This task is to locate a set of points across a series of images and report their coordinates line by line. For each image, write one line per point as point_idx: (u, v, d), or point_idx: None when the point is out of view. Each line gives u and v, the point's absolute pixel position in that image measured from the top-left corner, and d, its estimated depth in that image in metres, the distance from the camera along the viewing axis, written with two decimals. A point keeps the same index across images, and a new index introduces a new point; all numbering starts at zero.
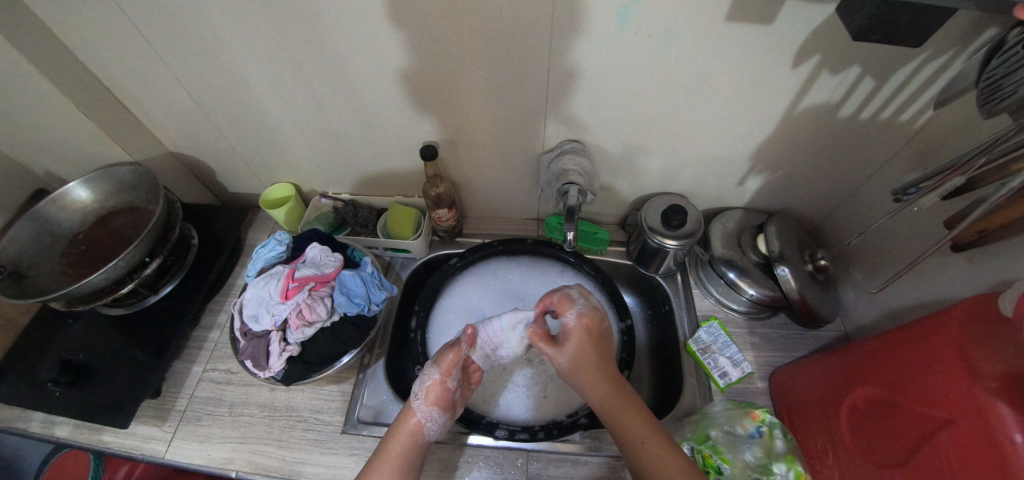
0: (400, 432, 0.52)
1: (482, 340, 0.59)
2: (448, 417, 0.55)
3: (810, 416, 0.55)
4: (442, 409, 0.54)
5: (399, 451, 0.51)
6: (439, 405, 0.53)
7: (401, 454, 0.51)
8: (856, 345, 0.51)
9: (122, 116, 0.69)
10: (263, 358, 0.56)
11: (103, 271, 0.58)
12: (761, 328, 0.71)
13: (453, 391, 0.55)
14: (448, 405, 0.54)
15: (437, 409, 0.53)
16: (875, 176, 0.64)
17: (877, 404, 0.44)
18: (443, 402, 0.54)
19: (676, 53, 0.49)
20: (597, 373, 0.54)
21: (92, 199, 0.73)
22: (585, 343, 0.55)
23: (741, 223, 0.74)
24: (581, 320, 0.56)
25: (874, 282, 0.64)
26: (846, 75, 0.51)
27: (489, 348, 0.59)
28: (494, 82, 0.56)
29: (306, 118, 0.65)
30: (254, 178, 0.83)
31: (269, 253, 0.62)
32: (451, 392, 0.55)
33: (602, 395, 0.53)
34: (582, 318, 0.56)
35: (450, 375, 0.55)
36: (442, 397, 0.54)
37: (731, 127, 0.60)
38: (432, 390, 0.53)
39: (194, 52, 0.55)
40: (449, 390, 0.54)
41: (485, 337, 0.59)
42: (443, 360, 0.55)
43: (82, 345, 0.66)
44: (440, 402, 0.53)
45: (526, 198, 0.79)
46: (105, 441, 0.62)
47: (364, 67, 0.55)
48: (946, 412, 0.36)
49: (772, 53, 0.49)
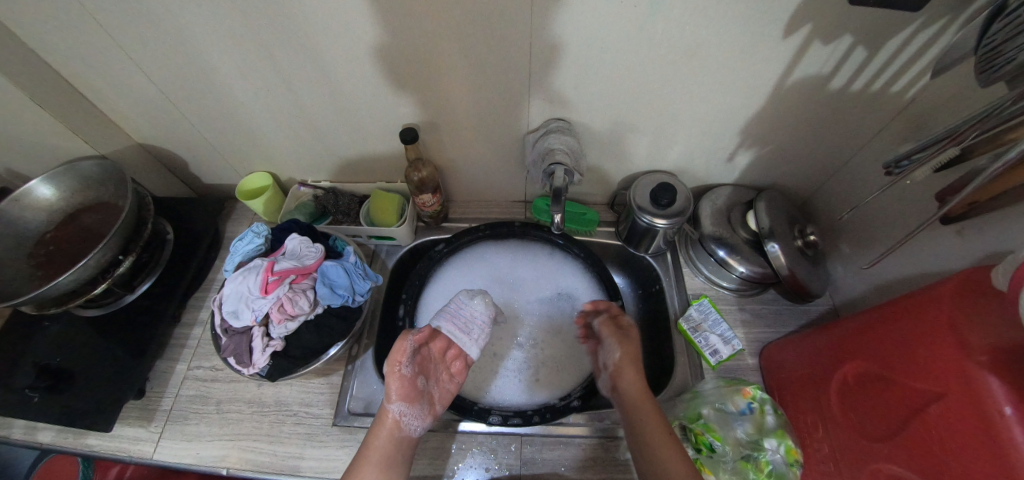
0: (381, 428, 0.51)
1: (449, 312, 0.61)
2: (422, 409, 0.53)
3: (799, 390, 0.55)
4: (411, 402, 0.51)
5: (383, 446, 0.50)
6: (406, 399, 0.51)
7: (384, 449, 0.50)
8: (848, 318, 0.51)
9: (85, 108, 0.65)
10: (246, 354, 0.54)
11: (73, 272, 0.56)
12: (751, 304, 0.71)
13: (415, 379, 0.52)
14: (415, 396, 0.52)
15: (403, 402, 0.50)
16: (866, 148, 0.63)
17: (868, 378, 0.45)
18: (408, 394, 0.51)
19: (664, 23, 0.47)
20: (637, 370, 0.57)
21: (58, 196, 0.69)
22: (630, 354, 0.57)
23: (730, 199, 0.73)
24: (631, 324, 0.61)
25: (863, 255, 0.64)
26: (838, 45, 0.49)
27: (457, 320, 0.60)
28: (476, 60, 0.54)
29: (279, 104, 0.62)
30: (229, 168, 0.79)
31: (246, 246, 0.59)
32: (415, 382, 0.52)
33: (635, 390, 0.55)
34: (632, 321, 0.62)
35: (404, 363, 0.51)
36: (403, 388, 0.51)
37: (721, 101, 0.59)
38: (396, 382, 0.50)
39: (153, 35, 0.51)
40: (408, 379, 0.51)
41: (450, 311, 0.61)
42: (393, 351, 0.51)
43: (57, 349, 0.64)
44: (405, 394, 0.51)
45: (512, 180, 0.77)
46: (90, 444, 0.61)
47: (337, 46, 0.51)
48: (937, 387, 0.36)
49: (763, 24, 0.47)
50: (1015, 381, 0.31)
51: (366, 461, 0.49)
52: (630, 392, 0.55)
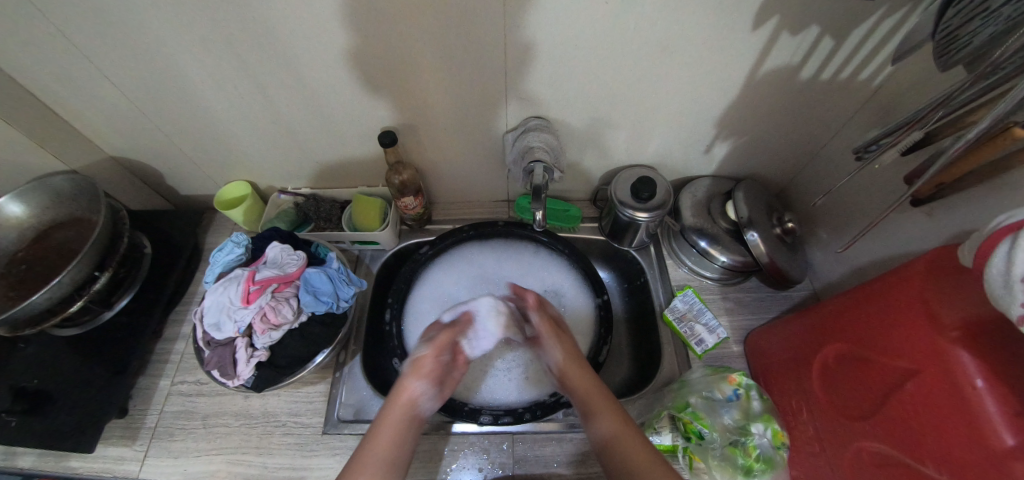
0: (394, 405, 0.51)
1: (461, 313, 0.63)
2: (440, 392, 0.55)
3: (781, 373, 0.57)
4: (434, 382, 0.54)
5: (396, 424, 0.50)
6: (433, 378, 0.54)
7: (395, 428, 0.49)
8: (827, 302, 0.52)
9: (53, 122, 0.63)
10: (230, 366, 0.53)
11: (45, 290, 0.54)
12: (734, 293, 0.72)
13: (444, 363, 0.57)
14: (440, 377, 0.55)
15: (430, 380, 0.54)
16: (837, 135, 0.65)
17: (846, 358, 0.46)
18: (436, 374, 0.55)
19: (636, 18, 0.48)
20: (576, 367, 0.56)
21: (29, 214, 0.67)
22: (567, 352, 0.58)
23: (709, 191, 0.74)
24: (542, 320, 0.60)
25: (839, 240, 0.66)
26: (805, 35, 0.50)
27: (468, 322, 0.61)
28: (453, 61, 0.54)
29: (255, 112, 0.61)
30: (207, 178, 0.78)
31: (226, 256, 0.58)
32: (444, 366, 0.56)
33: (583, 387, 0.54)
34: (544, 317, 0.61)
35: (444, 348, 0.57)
36: (433, 368, 0.55)
37: (696, 94, 0.60)
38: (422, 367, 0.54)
39: (120, 45, 0.50)
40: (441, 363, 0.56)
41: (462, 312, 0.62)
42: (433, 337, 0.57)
43: (34, 370, 0.62)
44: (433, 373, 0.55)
45: (494, 180, 0.78)
46: (72, 466, 0.59)
47: (311, 50, 0.51)
48: (911, 363, 0.37)
49: (732, 17, 0.48)
50: (988, 356, 0.32)
51: (379, 436, 0.48)
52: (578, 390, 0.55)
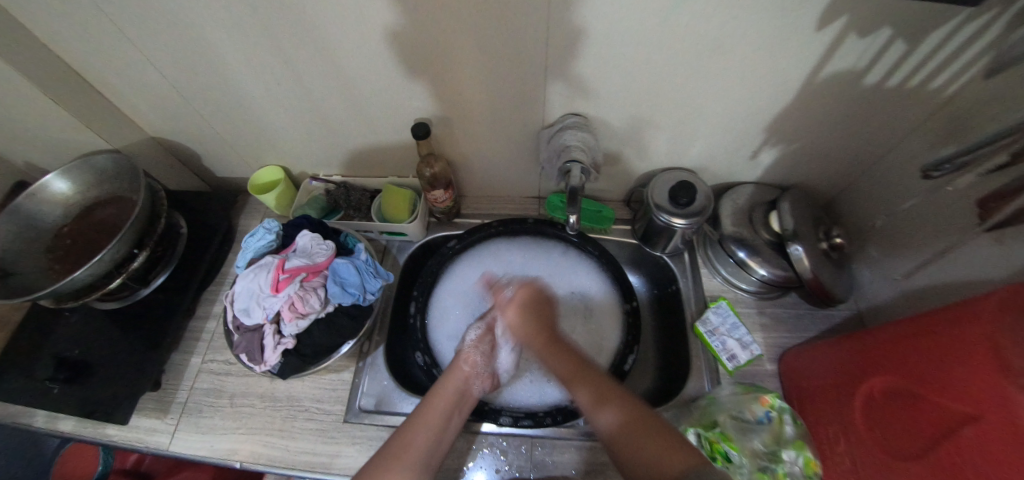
0: (449, 380, 0.56)
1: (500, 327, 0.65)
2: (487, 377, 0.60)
3: (820, 400, 0.53)
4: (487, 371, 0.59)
5: (448, 398, 0.55)
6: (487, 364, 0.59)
7: (448, 401, 0.55)
8: (877, 329, 0.49)
9: (98, 103, 0.65)
10: (257, 352, 0.54)
11: (89, 267, 0.56)
12: (771, 308, 0.69)
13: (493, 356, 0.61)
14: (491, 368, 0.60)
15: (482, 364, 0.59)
16: (898, 147, 0.60)
17: (896, 395, 0.42)
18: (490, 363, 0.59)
19: (689, 15, 0.44)
20: (556, 348, 0.56)
21: (74, 191, 0.70)
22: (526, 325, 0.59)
23: (753, 199, 0.70)
24: (516, 295, 0.62)
25: (892, 260, 0.61)
26: (875, 39, 0.46)
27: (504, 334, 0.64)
28: (490, 54, 0.51)
29: (290, 98, 0.61)
30: (241, 162, 0.79)
31: (258, 242, 0.59)
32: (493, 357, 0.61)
33: (566, 369, 0.54)
34: (520, 290, 0.62)
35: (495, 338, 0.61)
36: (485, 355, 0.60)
37: (746, 97, 0.56)
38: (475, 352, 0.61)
39: (161, 28, 0.50)
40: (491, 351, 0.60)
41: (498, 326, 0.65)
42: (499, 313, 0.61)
43: (76, 341, 0.65)
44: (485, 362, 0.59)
45: (525, 176, 0.76)
46: (109, 434, 0.62)
47: (347, 39, 0.50)
48: (973, 408, 0.34)
49: (796, 15, 0.44)
50: None
51: (435, 402, 0.54)
52: (561, 371, 0.54)
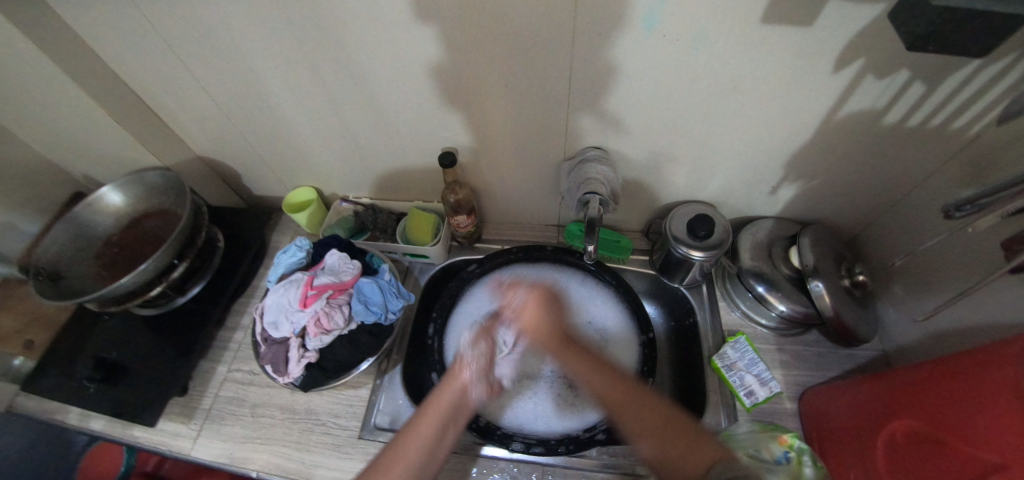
0: (446, 389, 0.53)
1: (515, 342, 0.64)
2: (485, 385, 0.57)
3: (841, 441, 0.51)
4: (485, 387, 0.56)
5: (444, 407, 0.51)
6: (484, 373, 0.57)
7: (443, 411, 0.51)
8: (901, 370, 0.47)
9: (154, 124, 0.71)
10: (282, 364, 0.57)
11: (134, 275, 0.60)
12: (791, 345, 0.68)
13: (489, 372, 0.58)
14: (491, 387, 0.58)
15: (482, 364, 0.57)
16: (922, 186, 0.59)
17: (918, 439, 0.40)
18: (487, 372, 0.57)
19: (706, 56, 0.47)
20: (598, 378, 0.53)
21: (125, 203, 0.75)
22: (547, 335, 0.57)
23: (772, 234, 0.70)
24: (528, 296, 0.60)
25: (916, 300, 0.60)
26: (893, 80, 0.47)
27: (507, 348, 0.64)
28: (515, 89, 0.55)
29: (328, 126, 0.65)
30: (278, 182, 0.84)
31: (290, 258, 0.62)
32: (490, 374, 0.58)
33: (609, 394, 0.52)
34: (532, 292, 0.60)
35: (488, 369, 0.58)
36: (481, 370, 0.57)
37: (764, 134, 0.57)
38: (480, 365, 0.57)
39: (215, 57, 0.55)
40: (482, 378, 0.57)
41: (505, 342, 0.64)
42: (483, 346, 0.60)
43: (114, 343, 0.69)
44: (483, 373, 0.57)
45: (546, 205, 0.78)
46: (135, 435, 0.65)
47: (382, 74, 0.54)
48: (998, 456, 0.32)
49: (813, 58, 0.45)
50: None
51: (425, 417, 0.49)
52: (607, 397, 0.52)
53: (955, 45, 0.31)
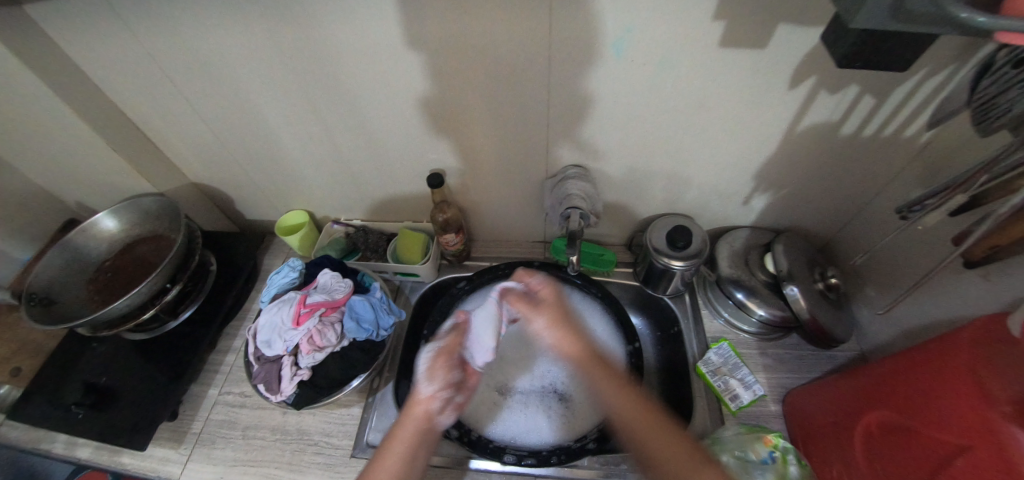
0: (406, 420, 0.48)
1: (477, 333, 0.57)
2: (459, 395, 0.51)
3: (823, 438, 0.53)
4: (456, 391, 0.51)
5: (406, 440, 0.46)
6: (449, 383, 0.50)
7: (406, 444, 0.46)
8: (871, 365, 0.50)
9: (150, 151, 0.73)
10: (275, 382, 0.57)
11: (127, 298, 0.61)
12: (773, 349, 0.70)
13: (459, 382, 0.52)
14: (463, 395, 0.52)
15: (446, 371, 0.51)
16: (883, 192, 0.63)
17: (891, 430, 0.42)
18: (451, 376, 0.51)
19: (673, 78, 0.51)
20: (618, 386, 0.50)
21: (119, 228, 0.77)
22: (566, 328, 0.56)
23: (748, 242, 0.74)
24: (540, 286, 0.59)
25: (885, 300, 0.63)
26: (844, 95, 0.51)
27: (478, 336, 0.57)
28: (498, 112, 0.58)
29: (319, 150, 0.68)
30: (271, 206, 0.86)
31: (282, 279, 0.64)
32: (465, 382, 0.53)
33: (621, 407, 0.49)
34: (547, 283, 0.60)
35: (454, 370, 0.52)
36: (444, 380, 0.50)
37: (733, 147, 0.61)
38: (443, 360, 0.52)
39: (212, 87, 0.58)
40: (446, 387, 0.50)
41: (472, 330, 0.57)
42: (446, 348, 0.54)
43: (104, 369, 0.69)
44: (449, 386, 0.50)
45: (532, 221, 0.81)
46: (123, 462, 0.64)
47: (372, 100, 0.57)
48: (961, 439, 0.34)
49: (770, 76, 0.50)
50: None
51: (386, 457, 0.45)
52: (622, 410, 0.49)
53: (885, 61, 0.35)
